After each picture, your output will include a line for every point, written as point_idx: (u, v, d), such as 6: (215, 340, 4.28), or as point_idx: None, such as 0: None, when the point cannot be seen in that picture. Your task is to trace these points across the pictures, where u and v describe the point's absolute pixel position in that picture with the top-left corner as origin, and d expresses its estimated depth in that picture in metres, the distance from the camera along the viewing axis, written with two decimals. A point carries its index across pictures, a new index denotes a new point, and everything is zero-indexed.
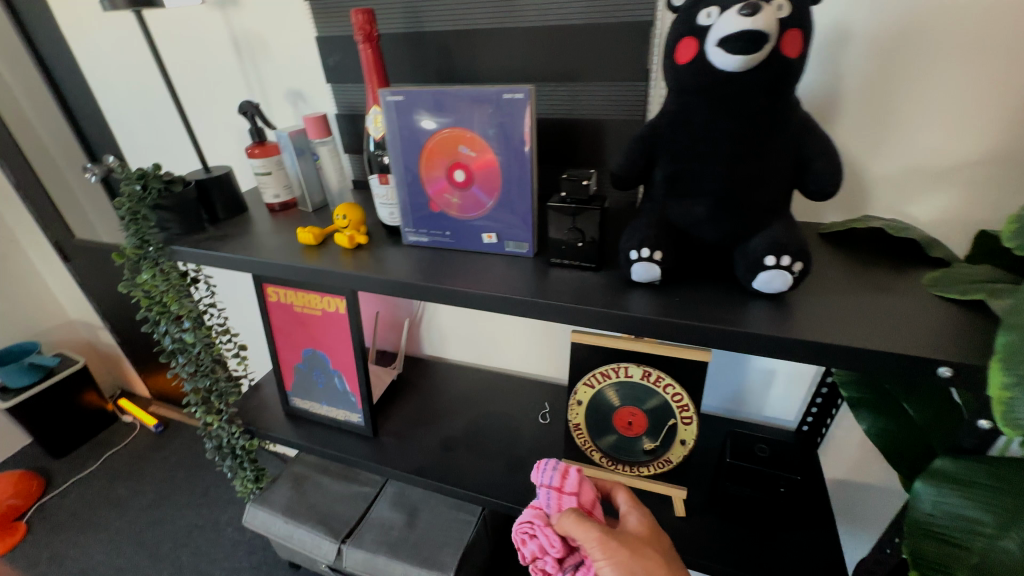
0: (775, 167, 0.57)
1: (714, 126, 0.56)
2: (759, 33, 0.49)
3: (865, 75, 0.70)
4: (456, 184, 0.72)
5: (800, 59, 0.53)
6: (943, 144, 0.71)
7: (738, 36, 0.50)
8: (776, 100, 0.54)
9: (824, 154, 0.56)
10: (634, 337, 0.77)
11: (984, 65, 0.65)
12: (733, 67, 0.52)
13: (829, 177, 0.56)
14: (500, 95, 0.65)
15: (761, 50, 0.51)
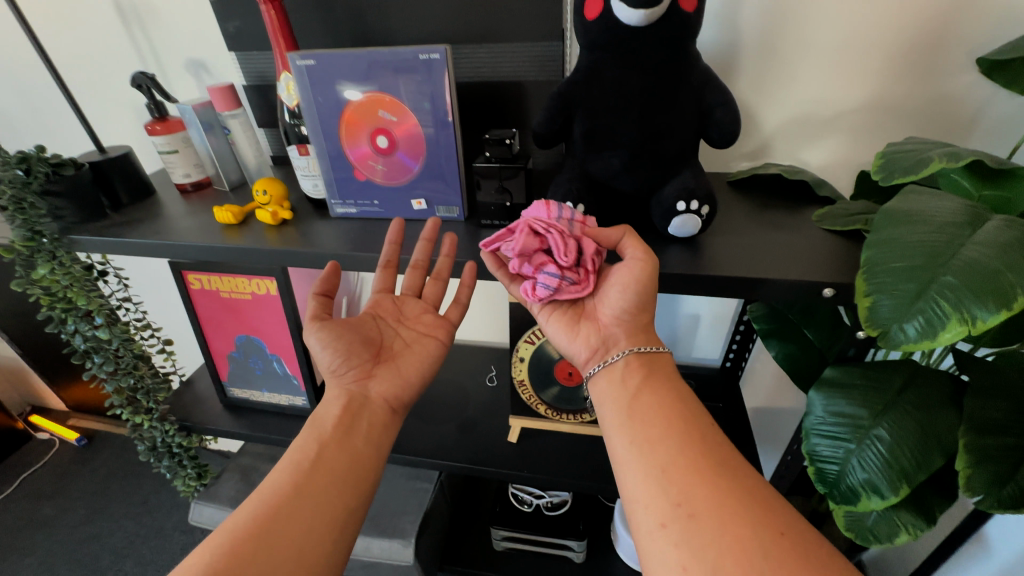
0: (681, 118, 0.61)
1: (624, 81, 0.59)
2: None
3: (758, 31, 0.75)
4: (380, 151, 0.71)
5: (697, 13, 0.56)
6: (827, 94, 0.78)
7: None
8: (677, 53, 0.58)
9: (723, 102, 0.60)
10: None
11: (856, 18, 0.72)
12: (636, 22, 0.55)
13: (730, 124, 0.61)
14: (417, 55, 0.64)
15: (661, 5, 0.53)
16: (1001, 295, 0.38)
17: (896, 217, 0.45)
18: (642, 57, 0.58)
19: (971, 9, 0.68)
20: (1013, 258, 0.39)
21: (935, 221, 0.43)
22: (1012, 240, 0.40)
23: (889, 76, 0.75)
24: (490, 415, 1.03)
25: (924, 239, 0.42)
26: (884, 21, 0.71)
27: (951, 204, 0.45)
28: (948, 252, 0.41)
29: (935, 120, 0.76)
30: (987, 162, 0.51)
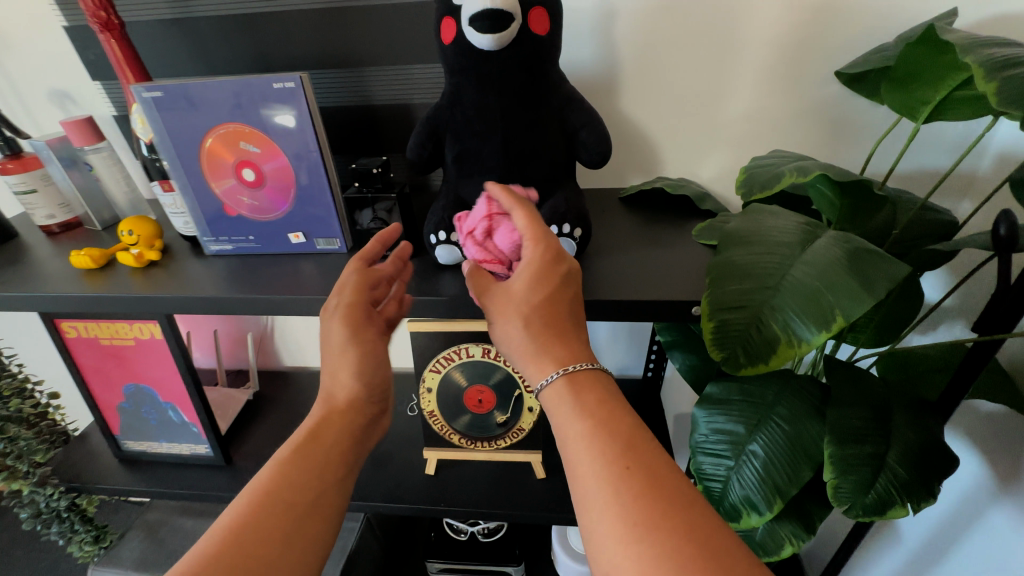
0: (547, 140, 0.60)
1: (485, 104, 0.58)
2: (501, 12, 0.51)
3: (635, 48, 0.76)
4: (247, 184, 0.66)
5: (550, 34, 0.55)
6: (708, 107, 0.80)
7: (484, 17, 0.51)
8: (536, 77, 0.57)
9: (588, 123, 0.60)
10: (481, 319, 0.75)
11: (725, 33, 0.74)
12: (489, 46, 0.53)
13: (596, 144, 0.60)
14: (270, 84, 0.60)
15: (509, 29, 0.52)
16: (823, 317, 0.39)
17: (735, 237, 0.45)
18: (500, 82, 0.56)
19: (826, 24, 0.71)
20: (834, 277, 0.39)
21: (768, 241, 0.43)
22: (835, 258, 0.40)
23: (761, 89, 0.77)
24: (409, 447, 0.99)
25: (757, 259, 0.42)
26: (751, 36, 0.73)
27: (787, 223, 0.45)
28: (777, 272, 0.41)
29: (807, 129, 0.79)
30: (831, 176, 0.53)
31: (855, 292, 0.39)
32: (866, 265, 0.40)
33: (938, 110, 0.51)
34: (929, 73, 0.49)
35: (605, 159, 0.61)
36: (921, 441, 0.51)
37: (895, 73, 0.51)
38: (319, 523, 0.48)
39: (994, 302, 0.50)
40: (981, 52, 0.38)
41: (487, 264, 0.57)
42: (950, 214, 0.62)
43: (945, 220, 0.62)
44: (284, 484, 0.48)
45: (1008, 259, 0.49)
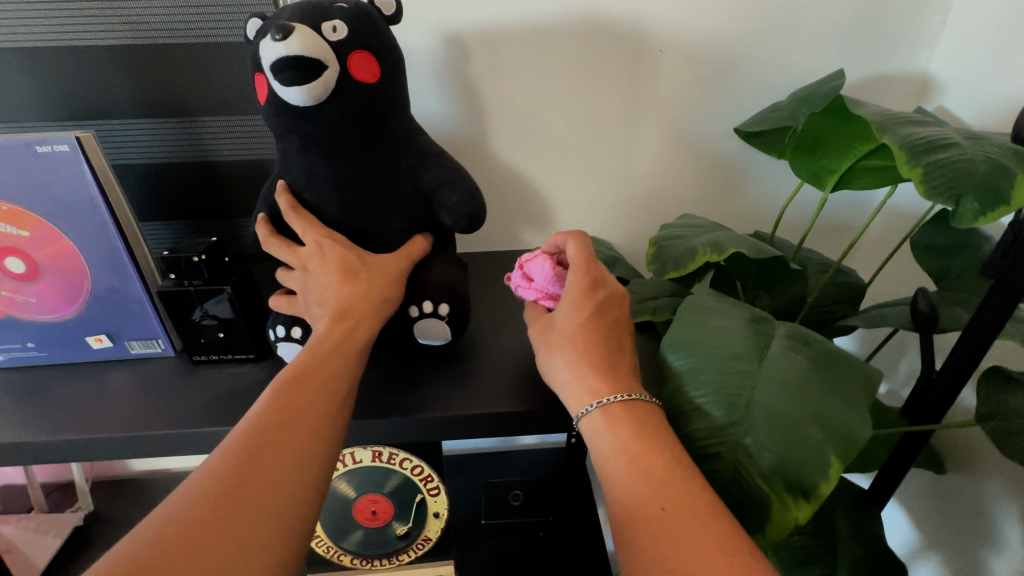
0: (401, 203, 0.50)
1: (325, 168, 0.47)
2: (303, 58, 0.40)
3: (511, 100, 0.68)
4: (13, 277, 0.48)
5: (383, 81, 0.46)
6: (600, 162, 0.73)
7: (285, 66, 0.41)
8: (380, 131, 0.47)
9: (449, 180, 0.50)
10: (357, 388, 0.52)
11: (613, 86, 0.68)
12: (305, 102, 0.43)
13: (464, 202, 0.50)
14: (32, 147, 0.44)
15: (322, 80, 0.42)
16: (814, 459, 0.36)
17: (689, 347, 0.41)
18: (336, 141, 0.46)
19: (715, 80, 0.68)
20: (813, 408, 0.37)
21: (725, 355, 0.39)
22: (803, 377, 0.38)
23: (664, 144, 0.72)
24: None
25: (723, 386, 0.38)
26: (639, 89, 0.68)
27: (733, 321, 0.41)
28: (750, 401, 0.37)
29: (701, 184, 0.75)
30: (747, 252, 0.46)
31: (834, 423, 0.36)
32: (832, 381, 0.38)
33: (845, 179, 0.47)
34: (837, 143, 0.45)
35: (472, 224, 0.51)
36: (865, 551, 0.45)
37: (801, 140, 0.47)
38: (309, 455, 0.35)
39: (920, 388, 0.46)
40: (896, 131, 0.34)
41: (543, 303, 0.48)
42: (857, 275, 0.60)
43: (855, 284, 0.59)
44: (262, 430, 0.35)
45: (929, 340, 0.45)
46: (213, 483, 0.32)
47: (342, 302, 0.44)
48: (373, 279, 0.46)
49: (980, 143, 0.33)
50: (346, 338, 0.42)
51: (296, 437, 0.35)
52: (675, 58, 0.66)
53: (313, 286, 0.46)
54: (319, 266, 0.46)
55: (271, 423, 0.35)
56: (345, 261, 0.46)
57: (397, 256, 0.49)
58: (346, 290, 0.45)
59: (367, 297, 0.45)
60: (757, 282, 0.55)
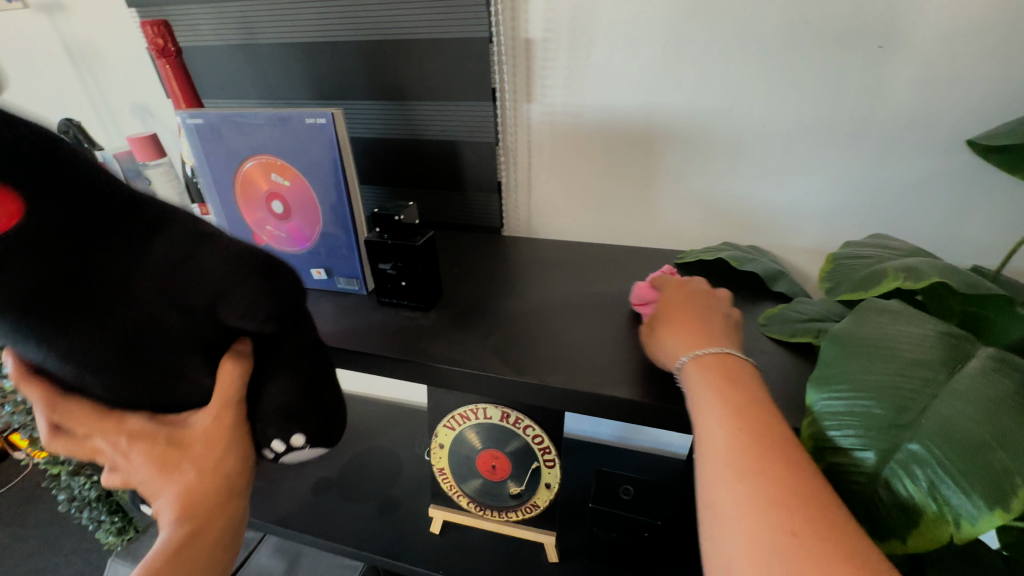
0: (173, 341, 0.43)
1: (49, 347, 0.40)
2: None
3: (695, 97, 0.65)
4: (276, 216, 0.65)
5: (31, 219, 0.37)
6: (786, 169, 0.66)
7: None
8: (78, 264, 0.39)
9: (226, 286, 0.43)
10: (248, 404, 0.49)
11: (813, 86, 0.61)
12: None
13: (253, 309, 0.44)
14: (302, 119, 0.58)
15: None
16: (992, 483, 0.32)
17: (862, 342, 0.38)
18: (16, 296, 0.38)
19: (957, 81, 0.56)
20: (1009, 431, 0.33)
21: (905, 357, 0.37)
22: (1006, 399, 0.34)
23: (869, 153, 0.62)
24: (418, 496, 0.93)
25: (894, 386, 0.35)
26: (847, 90, 0.60)
27: (921, 330, 0.39)
28: (926, 410, 0.34)
29: (917, 207, 0.64)
30: (952, 284, 0.40)
31: None
32: None
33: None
34: None
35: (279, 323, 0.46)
36: None
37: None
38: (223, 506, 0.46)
39: None
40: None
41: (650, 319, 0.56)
42: None
43: None
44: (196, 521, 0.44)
45: None
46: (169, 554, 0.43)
47: (179, 496, 0.44)
48: (195, 461, 0.45)
49: None
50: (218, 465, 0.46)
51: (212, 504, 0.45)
52: (903, 55, 0.57)
53: (138, 476, 0.45)
54: (133, 456, 0.44)
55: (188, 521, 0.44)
56: (155, 454, 0.45)
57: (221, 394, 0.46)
58: (173, 488, 0.44)
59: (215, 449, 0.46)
60: (959, 324, 0.47)
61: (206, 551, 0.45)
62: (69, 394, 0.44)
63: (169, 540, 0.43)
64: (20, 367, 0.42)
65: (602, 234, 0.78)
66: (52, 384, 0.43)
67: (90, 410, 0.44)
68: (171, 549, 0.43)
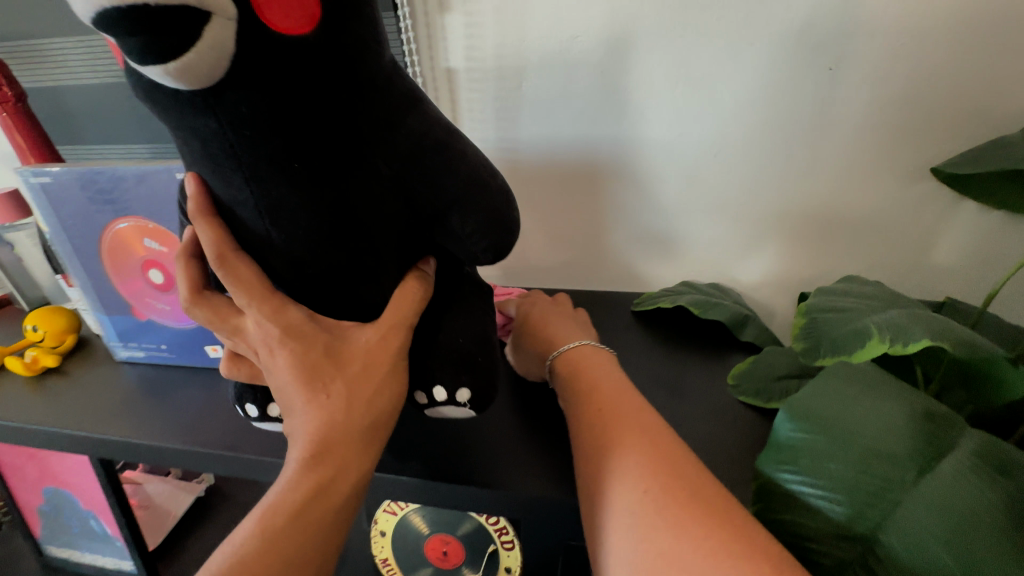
0: (374, 234, 0.38)
1: (251, 189, 0.35)
2: None
3: (642, 127, 0.59)
4: (156, 288, 0.54)
5: (326, 28, 0.31)
6: (743, 203, 0.61)
7: (131, 27, 0.26)
8: (342, 137, 0.34)
9: (461, 200, 0.38)
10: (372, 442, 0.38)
11: (764, 114, 0.56)
12: (167, 82, 0.29)
13: (485, 235, 0.39)
14: (173, 175, 0.48)
15: (209, 39, 0.27)
16: None
17: (819, 425, 0.33)
18: (250, 132, 0.32)
19: (912, 106, 0.52)
20: (985, 528, 0.27)
21: (872, 445, 0.31)
22: (979, 490, 0.29)
23: (827, 181, 0.58)
24: None
25: (856, 487, 0.30)
26: (799, 118, 0.55)
27: (881, 403, 0.32)
28: (890, 517, 0.29)
29: (879, 238, 0.59)
30: (949, 350, 0.33)
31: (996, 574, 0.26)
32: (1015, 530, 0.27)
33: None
34: None
35: (499, 255, 0.40)
36: None
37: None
38: (313, 544, 0.33)
39: None
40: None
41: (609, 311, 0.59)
42: None
43: None
44: (276, 537, 0.32)
45: None
46: None
47: (316, 432, 0.36)
48: (349, 384, 0.38)
49: None
50: (324, 488, 0.35)
51: (300, 535, 0.33)
52: (857, 78, 0.52)
53: (273, 384, 0.38)
54: (279, 366, 0.38)
55: (263, 547, 0.32)
56: (308, 360, 0.37)
57: (379, 329, 0.40)
58: (317, 415, 0.36)
59: (348, 418, 0.37)
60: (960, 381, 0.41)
61: (330, 517, 0.34)
62: (239, 250, 0.38)
63: (237, 555, 0.32)
64: (202, 199, 0.37)
65: (550, 277, 0.71)
66: (225, 225, 0.38)
67: (257, 279, 0.38)
68: (293, 507, 0.34)
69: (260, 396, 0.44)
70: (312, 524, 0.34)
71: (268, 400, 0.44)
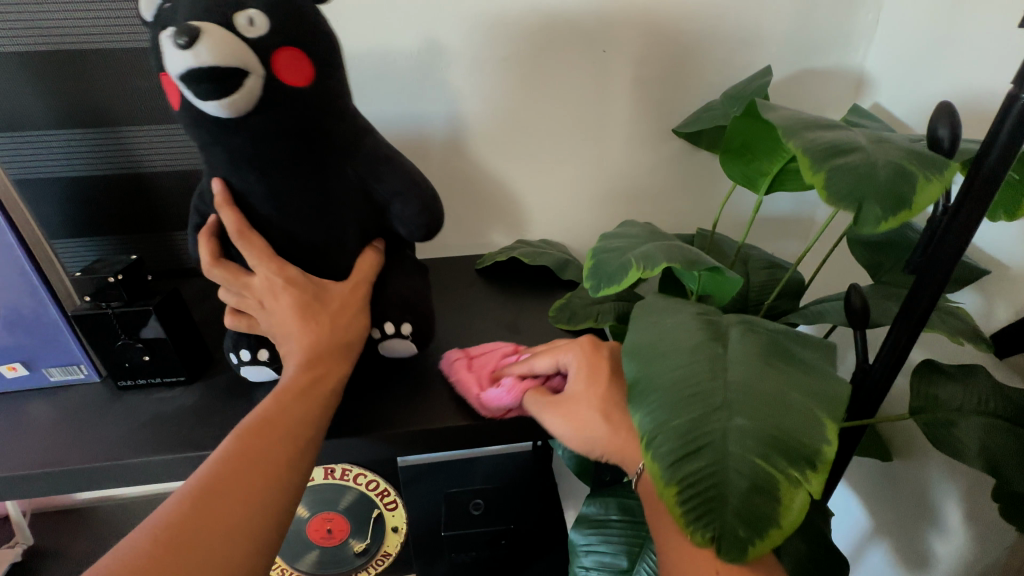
0: (347, 219, 0.46)
1: (263, 183, 0.43)
2: (224, 70, 0.36)
3: (461, 102, 0.65)
4: None
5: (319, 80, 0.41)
6: (555, 165, 0.71)
7: (201, 78, 0.36)
8: (322, 145, 0.43)
9: (405, 192, 0.47)
10: (349, 353, 0.45)
11: (553, 89, 0.66)
12: (213, 113, 0.39)
13: (419, 216, 0.47)
14: None
15: (244, 89, 0.37)
16: (787, 438, 0.32)
17: (647, 355, 0.37)
18: (266, 144, 0.41)
19: (664, 78, 0.66)
20: (778, 410, 0.33)
21: (682, 351, 0.36)
22: (771, 376, 0.34)
23: (614, 143, 0.70)
24: None
25: (686, 400, 0.34)
26: (583, 91, 0.66)
27: (686, 318, 0.38)
28: (725, 421, 0.33)
29: (659, 186, 0.74)
30: (679, 266, 0.43)
31: (794, 404, 0.33)
32: (791, 360, 0.35)
33: (776, 182, 0.50)
34: (763, 144, 0.47)
35: (430, 233, 0.49)
36: (807, 547, 0.46)
37: (730, 145, 0.50)
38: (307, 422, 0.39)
39: (857, 382, 0.47)
40: (803, 136, 0.36)
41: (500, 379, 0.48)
42: (795, 270, 0.59)
43: (791, 282, 0.57)
44: (272, 415, 0.38)
45: (862, 336, 0.46)
46: (225, 458, 0.35)
47: (309, 345, 0.43)
48: (333, 314, 0.45)
49: (884, 146, 0.35)
50: (312, 383, 0.41)
51: (291, 413, 0.38)
52: (621, 57, 0.65)
53: (268, 323, 0.44)
54: (275, 307, 0.43)
55: (265, 420, 0.37)
56: (301, 297, 0.44)
57: (351, 284, 0.47)
58: (309, 331, 0.43)
59: (333, 337, 0.43)
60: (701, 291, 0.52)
61: (321, 405, 0.40)
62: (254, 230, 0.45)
63: (244, 426, 0.37)
64: (226, 194, 0.43)
65: None
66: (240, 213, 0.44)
67: (267, 247, 0.44)
68: (289, 394, 0.39)
69: (253, 341, 0.47)
70: (301, 408, 0.39)
71: (261, 344, 0.48)
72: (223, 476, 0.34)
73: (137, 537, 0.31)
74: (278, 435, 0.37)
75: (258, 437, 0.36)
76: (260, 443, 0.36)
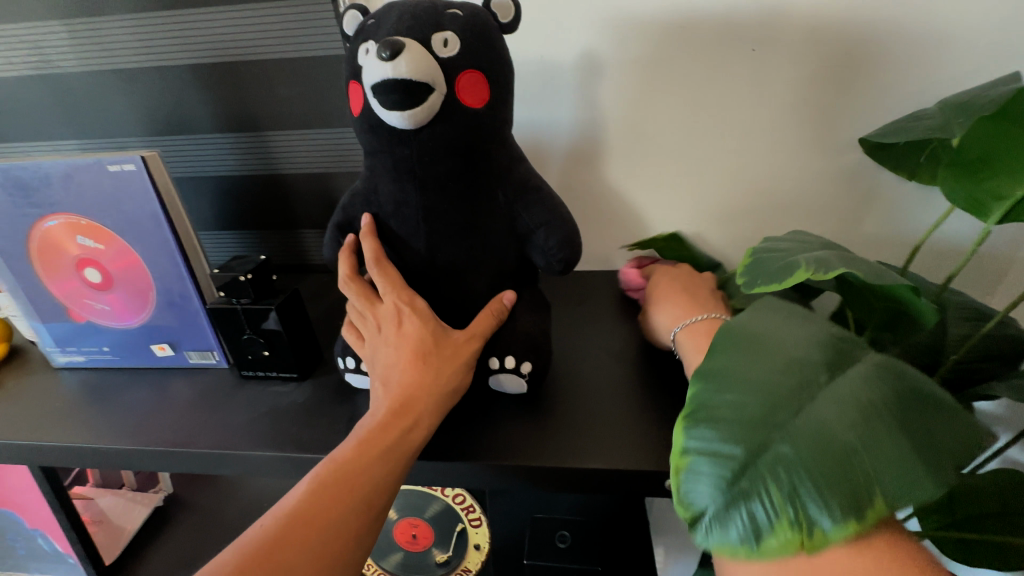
0: (491, 247, 0.46)
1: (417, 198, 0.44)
2: (412, 82, 0.37)
3: (584, 110, 0.61)
4: (94, 287, 0.52)
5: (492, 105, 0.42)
6: (681, 180, 0.64)
7: (393, 89, 0.38)
8: (480, 163, 0.43)
9: (552, 221, 0.45)
10: (441, 409, 0.42)
11: (688, 96, 0.59)
12: (394, 124, 0.40)
13: (560, 249, 0.45)
14: (103, 167, 0.46)
15: (427, 103, 0.39)
16: (851, 486, 0.26)
17: (736, 341, 0.32)
18: (429, 158, 0.42)
19: (827, 83, 0.56)
20: (855, 469, 0.26)
21: (785, 357, 0.30)
22: (863, 433, 0.27)
23: (754, 156, 0.61)
24: None
25: (762, 400, 0.28)
26: (723, 98, 0.58)
27: (811, 332, 0.32)
28: (781, 434, 0.27)
29: (806, 208, 0.63)
30: (864, 277, 0.35)
31: (886, 454, 0.26)
32: (912, 423, 0.28)
33: (1012, 209, 0.39)
34: (1003, 157, 0.37)
35: (568, 267, 0.47)
36: None
37: (957, 155, 0.39)
38: (385, 482, 0.36)
39: None
40: None
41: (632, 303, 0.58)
42: (1018, 325, 0.45)
43: (1006, 338, 0.44)
44: (354, 468, 0.36)
45: None
46: (299, 506, 0.33)
47: (404, 390, 0.41)
48: (439, 360, 0.43)
49: None
50: (399, 437, 0.38)
51: (371, 470, 0.36)
52: (774, 58, 0.56)
53: (382, 355, 0.44)
54: (393, 338, 0.44)
55: (347, 470, 0.35)
56: (408, 337, 0.43)
57: (468, 334, 0.45)
58: (409, 375, 0.41)
59: (432, 388, 0.41)
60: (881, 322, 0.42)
61: (401, 464, 0.38)
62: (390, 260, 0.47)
63: (321, 475, 0.35)
64: (371, 225, 0.47)
65: None
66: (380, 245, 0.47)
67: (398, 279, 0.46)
68: (374, 444, 0.37)
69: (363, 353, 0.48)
70: (380, 464, 0.37)
71: None
72: (295, 523, 0.32)
73: (198, 574, 0.30)
74: (352, 493, 0.35)
75: (335, 492, 0.34)
76: (336, 500, 0.34)
